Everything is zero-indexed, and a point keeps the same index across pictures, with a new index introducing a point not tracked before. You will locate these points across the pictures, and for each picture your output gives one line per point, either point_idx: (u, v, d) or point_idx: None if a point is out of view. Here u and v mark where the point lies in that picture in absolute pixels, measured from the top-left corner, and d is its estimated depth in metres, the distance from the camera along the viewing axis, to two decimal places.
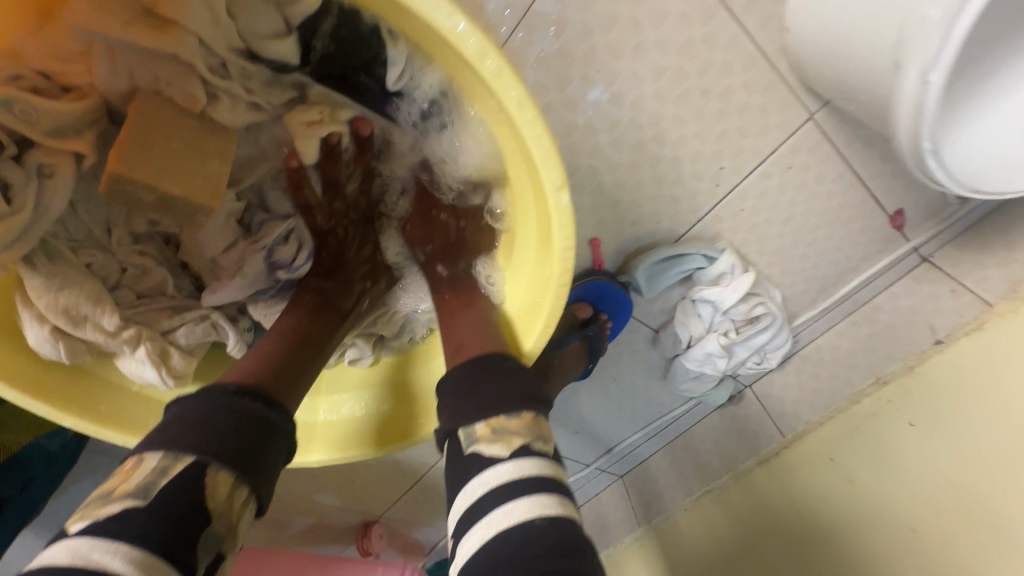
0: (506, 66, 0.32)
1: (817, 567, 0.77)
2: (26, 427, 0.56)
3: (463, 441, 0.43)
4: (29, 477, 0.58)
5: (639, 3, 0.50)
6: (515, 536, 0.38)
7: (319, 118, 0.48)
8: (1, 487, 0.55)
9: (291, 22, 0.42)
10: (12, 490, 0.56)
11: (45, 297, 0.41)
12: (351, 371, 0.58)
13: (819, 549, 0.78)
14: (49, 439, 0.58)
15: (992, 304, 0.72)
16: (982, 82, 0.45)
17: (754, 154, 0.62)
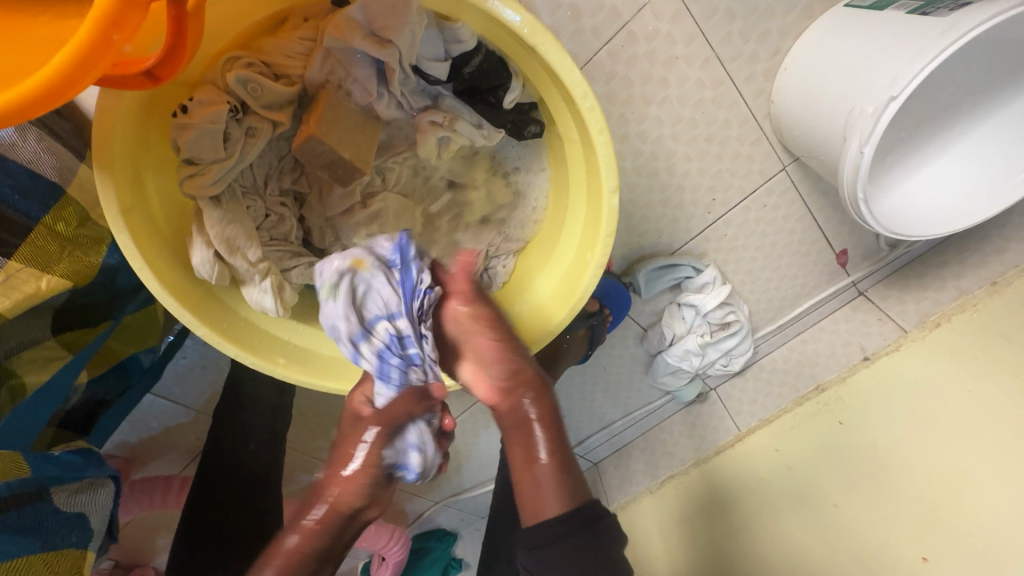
0: (600, 108, 0.46)
1: (763, 545, 0.94)
2: (138, 339, 0.63)
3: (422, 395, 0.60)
4: (127, 386, 0.65)
5: (670, 68, 0.67)
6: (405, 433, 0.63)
7: (442, 121, 0.55)
8: (106, 390, 0.62)
9: (448, 50, 0.49)
10: (113, 395, 0.63)
11: (216, 226, 0.53)
12: None
13: (769, 528, 0.94)
14: (147, 353, 0.65)
15: (908, 331, 0.92)
16: (896, 161, 0.65)
17: (739, 191, 0.80)
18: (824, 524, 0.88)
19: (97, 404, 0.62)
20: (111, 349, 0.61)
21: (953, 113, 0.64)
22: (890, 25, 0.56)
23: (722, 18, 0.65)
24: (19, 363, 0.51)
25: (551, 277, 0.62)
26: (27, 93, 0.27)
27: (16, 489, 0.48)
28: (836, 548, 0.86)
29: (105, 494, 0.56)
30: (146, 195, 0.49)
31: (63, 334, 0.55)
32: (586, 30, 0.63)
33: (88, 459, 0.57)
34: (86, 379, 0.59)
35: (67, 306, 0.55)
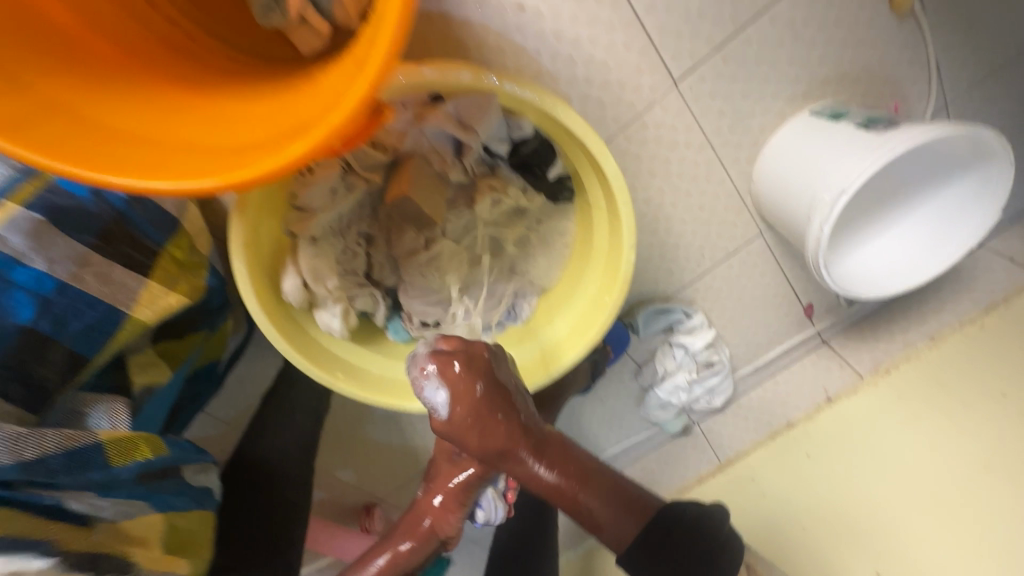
0: (625, 187, 0.61)
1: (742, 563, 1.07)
2: (214, 351, 0.72)
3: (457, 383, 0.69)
4: (200, 392, 0.73)
5: (672, 149, 0.83)
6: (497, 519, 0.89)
7: (498, 186, 0.68)
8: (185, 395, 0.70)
9: (511, 134, 0.63)
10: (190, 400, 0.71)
11: (307, 259, 0.65)
12: None
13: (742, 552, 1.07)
14: (217, 363, 0.74)
15: (864, 376, 1.07)
16: (848, 234, 0.81)
17: (724, 250, 0.96)
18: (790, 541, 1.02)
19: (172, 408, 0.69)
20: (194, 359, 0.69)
21: (889, 200, 0.82)
22: (844, 134, 0.73)
23: (714, 114, 0.81)
24: (139, 370, 0.61)
25: (569, 315, 0.76)
26: (271, 167, 0.38)
27: (158, 462, 0.59)
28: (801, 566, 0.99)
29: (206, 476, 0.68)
30: (260, 231, 0.61)
31: (161, 343, 0.64)
32: (608, 117, 0.79)
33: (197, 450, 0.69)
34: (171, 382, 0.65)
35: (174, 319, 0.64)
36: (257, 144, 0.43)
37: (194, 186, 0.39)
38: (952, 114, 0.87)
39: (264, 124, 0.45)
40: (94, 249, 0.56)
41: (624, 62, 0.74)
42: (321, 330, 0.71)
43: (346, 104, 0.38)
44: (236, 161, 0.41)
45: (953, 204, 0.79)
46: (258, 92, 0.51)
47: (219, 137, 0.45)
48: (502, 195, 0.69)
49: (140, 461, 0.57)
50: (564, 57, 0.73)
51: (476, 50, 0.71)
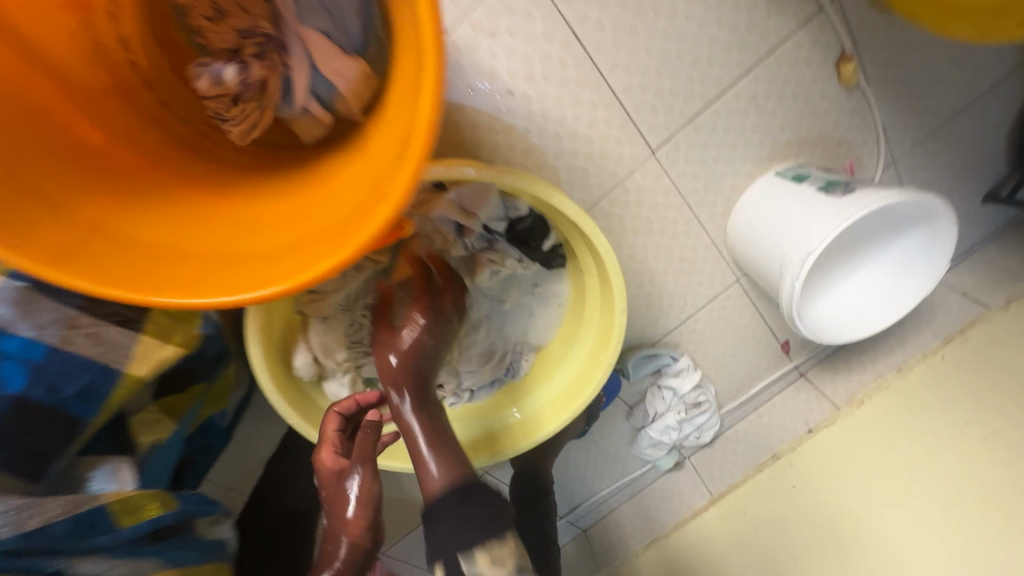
0: (617, 260, 0.66)
1: None
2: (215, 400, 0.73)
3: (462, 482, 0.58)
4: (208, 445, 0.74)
5: (653, 210, 0.90)
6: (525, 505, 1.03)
7: (497, 259, 0.70)
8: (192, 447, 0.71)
9: (507, 211, 0.67)
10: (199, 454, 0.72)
11: (317, 337, 0.68)
12: (483, 405, 0.87)
13: None
14: (219, 415, 0.74)
15: (840, 407, 1.14)
16: (818, 282, 0.88)
17: (704, 296, 1.02)
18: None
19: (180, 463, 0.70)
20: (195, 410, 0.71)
21: (850, 251, 0.89)
22: (807, 196, 0.80)
23: (689, 177, 0.88)
24: (137, 428, 0.63)
25: (568, 373, 0.82)
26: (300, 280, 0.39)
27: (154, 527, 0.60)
28: None
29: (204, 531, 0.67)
30: (272, 316, 0.64)
31: (163, 399, 0.66)
32: (593, 184, 0.85)
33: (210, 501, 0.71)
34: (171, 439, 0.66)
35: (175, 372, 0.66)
36: (284, 251, 0.44)
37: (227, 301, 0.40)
38: (900, 169, 0.96)
39: (286, 229, 0.47)
40: (81, 310, 0.60)
41: (606, 135, 0.81)
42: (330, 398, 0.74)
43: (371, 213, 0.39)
44: (266, 271, 0.42)
45: (905, 256, 0.87)
46: (276, 195, 0.52)
47: (244, 246, 0.46)
48: (500, 266, 0.71)
49: (149, 521, 0.60)
50: (550, 134, 0.79)
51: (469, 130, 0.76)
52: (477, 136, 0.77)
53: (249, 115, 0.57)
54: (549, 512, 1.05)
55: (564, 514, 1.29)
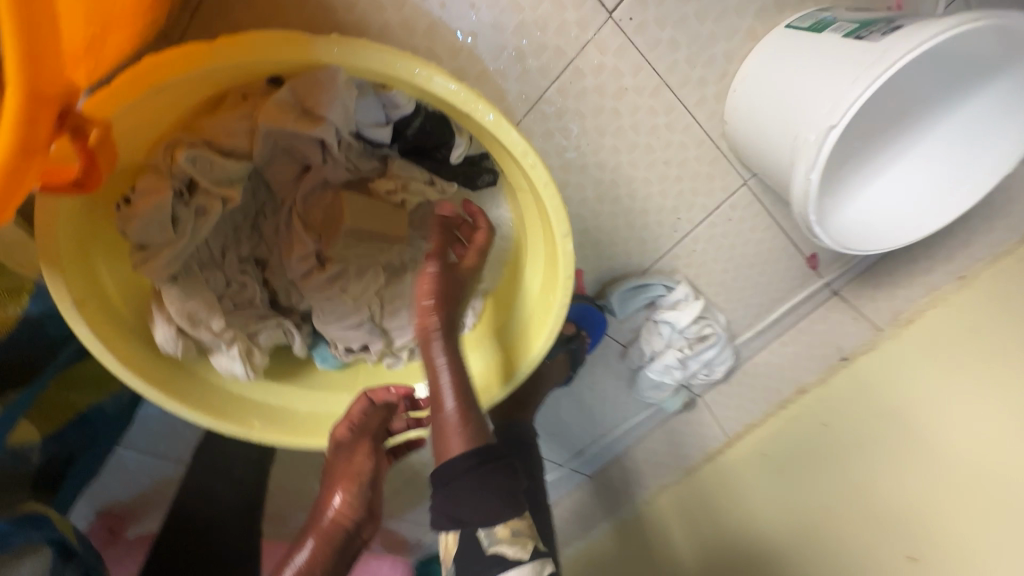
0: (541, 165, 0.47)
1: (746, 551, 0.95)
2: (95, 386, 0.62)
3: (484, 542, 0.52)
4: (94, 436, 0.63)
5: (620, 99, 0.68)
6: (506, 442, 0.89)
7: (393, 184, 0.57)
8: (70, 444, 0.60)
9: (388, 114, 0.50)
10: (82, 447, 0.62)
11: (175, 303, 0.52)
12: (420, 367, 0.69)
13: (748, 535, 0.96)
14: (110, 400, 0.64)
15: (883, 329, 0.94)
16: (851, 171, 0.65)
17: (703, 208, 0.81)
18: (840, 537, 0.84)
19: (65, 460, 0.60)
20: (66, 400, 0.59)
21: (904, 122, 0.64)
22: (828, 48, 0.57)
23: (666, 47, 0.65)
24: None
25: (518, 322, 0.63)
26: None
27: None
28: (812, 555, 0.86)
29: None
30: (99, 283, 0.49)
31: (0, 395, 0.50)
32: (533, 69, 0.63)
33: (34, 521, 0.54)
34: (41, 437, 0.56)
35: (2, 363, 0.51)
36: None
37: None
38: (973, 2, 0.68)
39: None
40: None
41: None
42: (227, 377, 0.60)
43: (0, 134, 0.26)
44: None
45: (970, 128, 0.63)
46: None
47: None
48: (400, 193, 0.58)
49: None
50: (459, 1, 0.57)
51: (345, 10, 0.56)
52: (359, 17, 0.57)
53: None
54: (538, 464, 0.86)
55: (564, 462, 1.18)
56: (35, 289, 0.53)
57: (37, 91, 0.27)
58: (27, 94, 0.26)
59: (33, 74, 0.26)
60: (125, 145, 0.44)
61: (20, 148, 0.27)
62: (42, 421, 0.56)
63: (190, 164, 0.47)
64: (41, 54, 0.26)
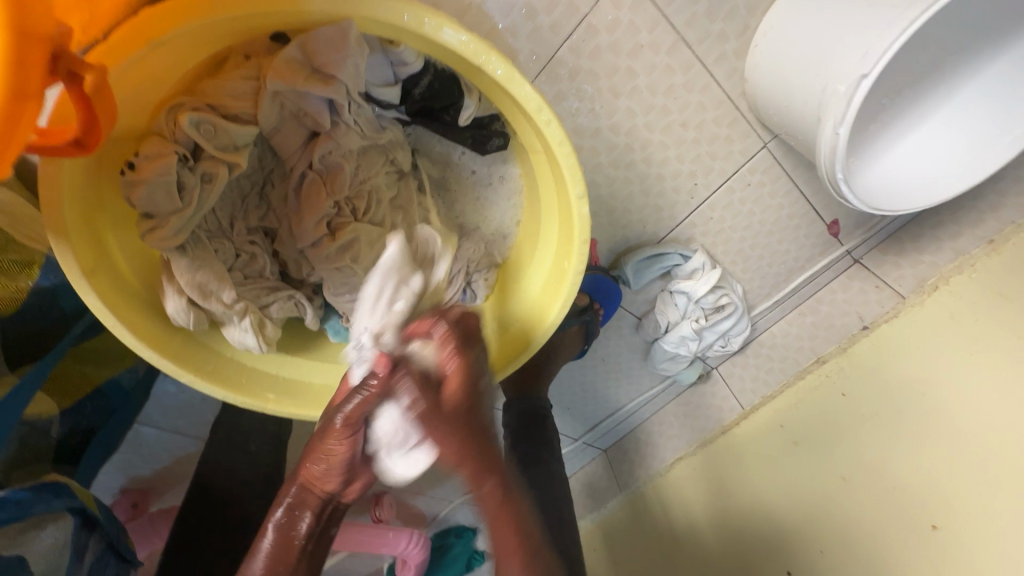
0: (556, 123, 0.45)
1: (759, 531, 0.93)
2: (109, 361, 0.62)
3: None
4: (111, 410, 0.64)
5: (636, 57, 0.65)
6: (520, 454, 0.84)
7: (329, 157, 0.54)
8: (90, 415, 0.61)
9: (395, 72, 0.49)
10: (98, 420, 0.62)
11: (185, 274, 0.52)
12: None
13: (759, 508, 0.95)
14: (126, 374, 0.64)
15: (906, 297, 0.91)
16: (878, 129, 0.62)
17: (721, 173, 0.78)
18: (861, 498, 0.82)
19: (86, 432, 0.61)
20: (83, 373, 0.60)
21: (937, 75, 0.60)
22: None
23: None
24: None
25: (534, 284, 0.62)
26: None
27: None
28: (831, 531, 0.84)
29: (58, 536, 0.47)
30: (108, 254, 0.49)
31: (21, 367, 0.51)
32: (545, 27, 0.61)
33: (51, 491, 0.47)
34: (59, 409, 0.57)
35: (14, 338, 0.51)
36: None
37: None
38: None
39: None
40: None
41: None
42: (237, 347, 0.59)
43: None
44: None
45: (999, 87, 0.61)
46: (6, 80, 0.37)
47: None
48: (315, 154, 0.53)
49: None
50: None
51: None
52: None
53: None
54: (552, 437, 0.86)
55: (578, 436, 1.18)
56: (46, 262, 0.52)
57: (29, 27, 0.23)
58: (18, 30, 0.22)
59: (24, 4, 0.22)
60: (128, 109, 0.43)
61: (19, 95, 0.23)
62: (58, 394, 0.57)
63: (195, 130, 0.45)
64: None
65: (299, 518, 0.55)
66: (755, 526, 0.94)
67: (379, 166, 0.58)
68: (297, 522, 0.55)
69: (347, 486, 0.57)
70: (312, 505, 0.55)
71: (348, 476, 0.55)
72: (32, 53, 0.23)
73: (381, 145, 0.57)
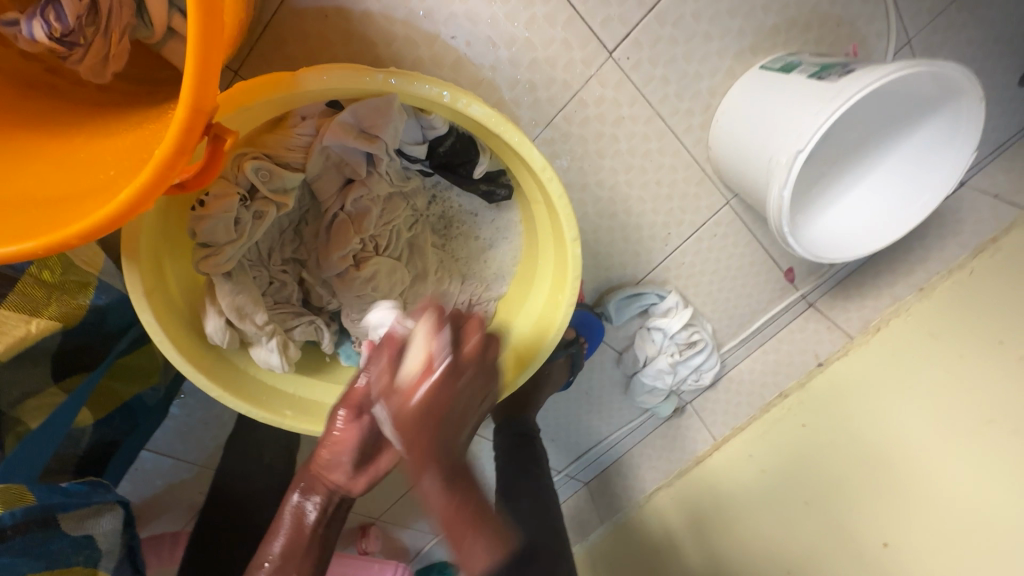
0: (558, 180, 0.55)
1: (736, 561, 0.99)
2: (139, 379, 0.65)
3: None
4: (135, 425, 0.66)
5: (618, 126, 0.77)
6: (501, 462, 0.92)
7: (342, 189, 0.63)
8: (113, 429, 0.64)
9: (424, 133, 0.59)
10: (122, 435, 0.65)
11: (226, 297, 0.58)
12: None
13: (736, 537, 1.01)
14: (151, 393, 0.67)
15: (853, 336, 1.03)
16: (816, 194, 0.75)
17: (691, 224, 0.90)
18: (825, 521, 0.90)
19: (109, 445, 0.64)
20: (113, 390, 0.62)
21: (863, 149, 0.74)
22: (796, 86, 0.67)
23: (658, 82, 0.75)
24: (23, 411, 0.53)
25: (529, 317, 0.70)
26: (93, 224, 0.33)
27: (19, 518, 0.48)
28: (804, 557, 0.90)
29: (111, 522, 0.56)
30: (163, 277, 0.55)
31: (67, 378, 0.56)
32: (544, 99, 0.72)
33: (101, 487, 0.56)
34: (93, 421, 0.60)
35: (62, 354, 0.55)
36: (96, 191, 0.37)
37: (14, 251, 0.34)
38: (916, 51, 0.80)
39: (111, 165, 0.40)
40: None
41: (551, 37, 0.68)
42: (262, 367, 0.65)
43: (164, 140, 0.32)
44: (68, 216, 0.35)
45: (913, 159, 0.73)
46: (121, 129, 0.46)
47: (65, 187, 0.40)
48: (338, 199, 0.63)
49: None
50: (482, 40, 0.66)
51: (384, 45, 0.64)
52: (396, 51, 0.65)
53: (95, 50, 0.45)
54: (541, 456, 0.92)
55: (562, 467, 1.22)
56: (99, 284, 0.58)
57: (198, 105, 0.32)
58: (193, 107, 0.32)
59: (201, 92, 0.32)
60: None
61: (181, 151, 0.32)
62: (93, 407, 0.60)
63: (254, 174, 0.54)
64: (210, 75, 0.32)
65: (307, 503, 0.61)
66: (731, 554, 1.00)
67: (401, 210, 0.67)
68: (305, 510, 0.61)
69: (353, 478, 0.61)
70: (319, 491, 0.61)
71: (358, 460, 0.60)
72: (194, 122, 0.33)
73: (406, 192, 0.67)
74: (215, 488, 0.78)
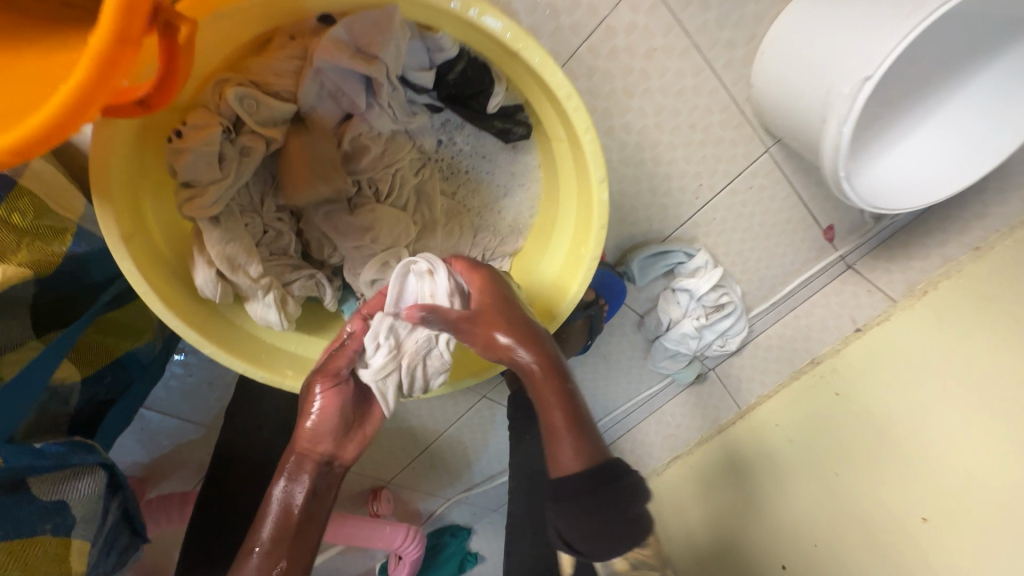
0: (584, 107, 0.48)
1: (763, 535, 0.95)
2: (130, 334, 0.61)
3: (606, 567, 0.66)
4: (129, 384, 0.62)
5: (650, 60, 0.68)
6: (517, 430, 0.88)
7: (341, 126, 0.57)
8: (106, 387, 0.59)
9: (431, 58, 0.52)
10: (116, 394, 0.61)
11: (215, 245, 0.53)
12: None
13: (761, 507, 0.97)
14: (145, 348, 0.62)
15: (897, 300, 0.94)
16: (875, 137, 0.66)
17: (724, 175, 0.82)
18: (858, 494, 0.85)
19: (102, 404, 0.59)
20: (104, 344, 0.58)
21: (930, 85, 0.65)
22: (860, 6, 0.58)
23: (697, 7, 0.65)
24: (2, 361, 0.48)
25: (548, 274, 0.64)
26: (26, 134, 0.27)
27: None
28: (840, 532, 0.85)
29: (92, 486, 0.52)
30: (144, 220, 0.50)
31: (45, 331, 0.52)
32: (566, 26, 0.64)
33: (83, 449, 0.52)
34: (82, 377, 0.56)
35: (42, 304, 0.52)
36: (38, 101, 0.31)
37: None
38: None
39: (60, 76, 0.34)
40: None
41: None
42: (262, 326, 0.60)
43: (101, 24, 0.26)
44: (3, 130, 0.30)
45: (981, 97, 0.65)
46: None
47: None
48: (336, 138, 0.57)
49: None
50: None
51: None
52: None
53: None
54: None
55: None
56: (78, 231, 0.54)
57: None
58: None
59: None
60: None
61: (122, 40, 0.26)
62: (80, 362, 0.55)
63: (238, 103, 0.49)
64: None
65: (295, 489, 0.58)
66: (756, 527, 0.97)
67: (405, 151, 0.61)
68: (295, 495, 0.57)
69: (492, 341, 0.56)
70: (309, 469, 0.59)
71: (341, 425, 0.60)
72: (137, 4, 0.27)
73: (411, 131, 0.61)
74: (219, 451, 0.74)
